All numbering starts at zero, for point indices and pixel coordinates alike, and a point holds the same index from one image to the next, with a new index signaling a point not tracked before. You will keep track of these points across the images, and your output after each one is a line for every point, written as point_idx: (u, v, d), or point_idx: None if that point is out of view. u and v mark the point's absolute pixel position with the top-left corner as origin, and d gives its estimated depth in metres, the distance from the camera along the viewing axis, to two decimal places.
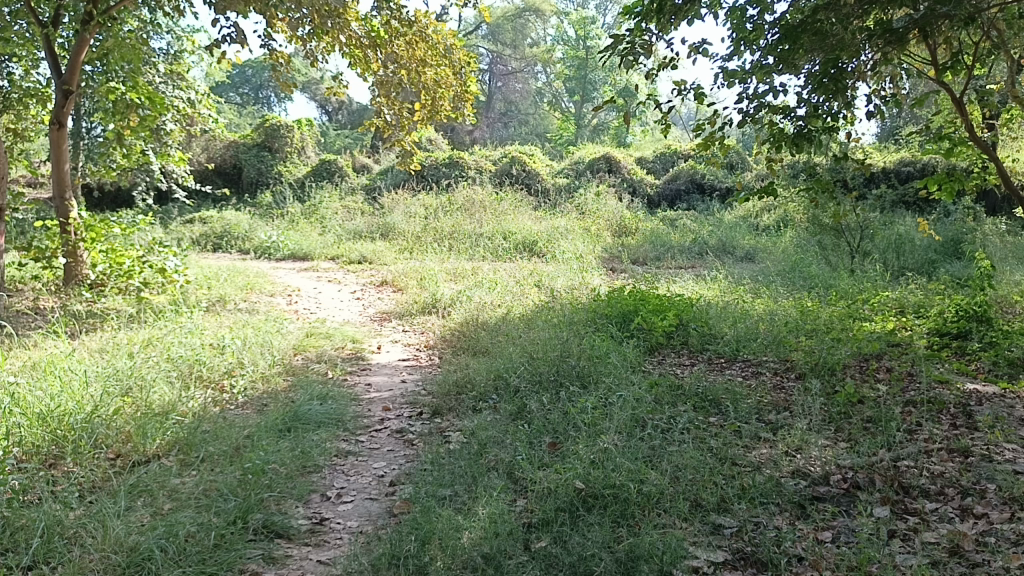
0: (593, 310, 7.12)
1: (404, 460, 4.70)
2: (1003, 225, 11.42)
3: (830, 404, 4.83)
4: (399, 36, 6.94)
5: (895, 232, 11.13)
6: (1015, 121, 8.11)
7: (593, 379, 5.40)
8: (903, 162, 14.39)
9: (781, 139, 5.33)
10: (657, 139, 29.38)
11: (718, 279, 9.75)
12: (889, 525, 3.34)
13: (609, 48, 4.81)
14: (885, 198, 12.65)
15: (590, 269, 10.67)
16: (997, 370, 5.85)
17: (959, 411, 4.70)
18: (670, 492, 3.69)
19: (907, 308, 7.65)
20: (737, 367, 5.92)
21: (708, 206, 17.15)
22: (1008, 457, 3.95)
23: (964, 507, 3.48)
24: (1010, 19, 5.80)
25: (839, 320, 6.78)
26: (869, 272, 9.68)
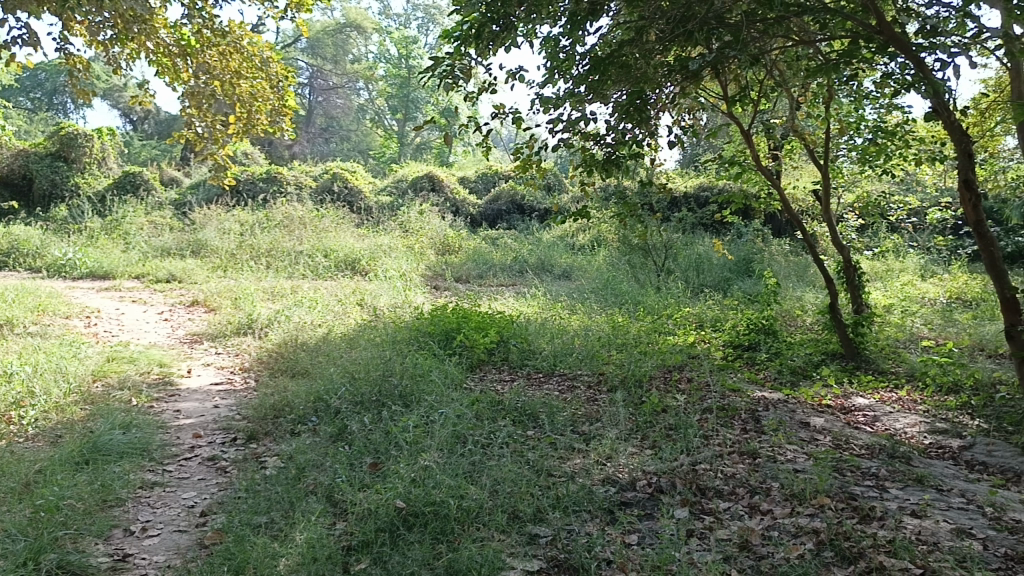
0: (415, 328, 7.16)
1: (216, 488, 4.50)
2: (787, 246, 12.64)
3: (637, 414, 5.15)
4: (211, 46, 6.71)
5: (696, 252, 11.99)
6: (795, 152, 9.04)
7: (415, 398, 5.42)
8: (703, 188, 15.54)
9: (592, 165, 5.65)
10: (479, 159, 29.95)
11: (537, 297, 10.10)
12: (688, 525, 3.60)
13: (429, 70, 4.93)
14: (686, 220, 13.62)
15: (413, 287, 10.71)
16: (781, 377, 6.56)
17: (748, 416, 5.16)
18: (488, 506, 3.78)
19: (705, 322, 8.31)
20: (554, 381, 6.15)
21: (528, 225, 17.72)
22: (788, 457, 4.38)
23: (753, 505, 3.80)
24: (789, 60, 6.47)
25: (646, 335, 7.25)
26: (673, 289, 10.41)
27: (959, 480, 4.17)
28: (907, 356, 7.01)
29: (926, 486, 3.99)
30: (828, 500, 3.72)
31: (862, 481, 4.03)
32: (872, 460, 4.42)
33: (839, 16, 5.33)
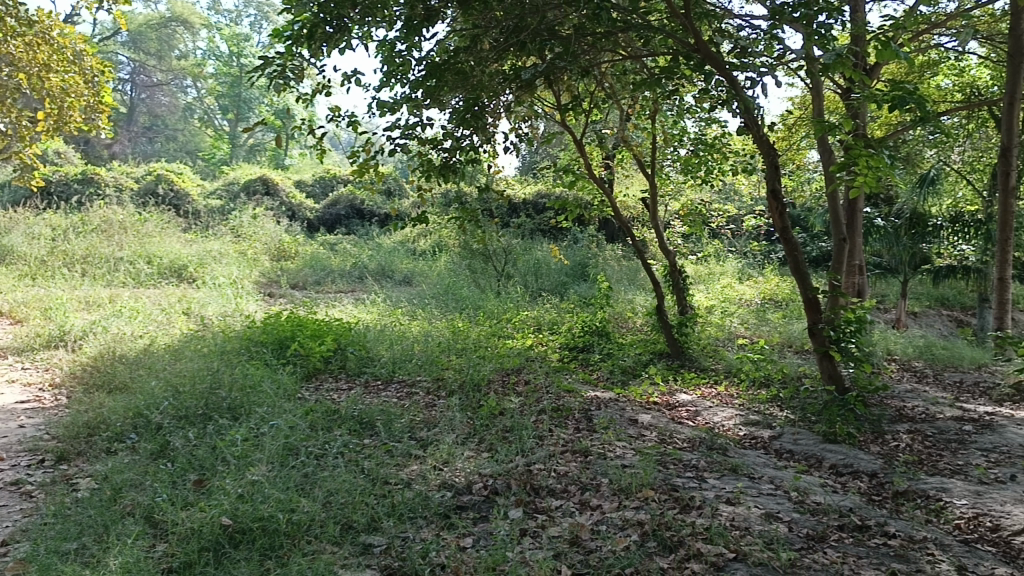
0: (246, 337, 6.88)
1: (19, 515, 4.12)
2: (619, 251, 13.22)
3: (474, 418, 5.21)
4: (16, 37, 6.03)
5: (534, 257, 12.28)
6: (625, 161, 9.48)
7: (245, 410, 5.21)
8: (540, 194, 15.94)
9: (430, 170, 5.69)
10: (316, 163, 29.23)
11: (376, 303, 9.98)
12: (521, 525, 3.67)
13: (259, 69, 4.82)
14: (524, 226, 13.92)
15: (245, 295, 10.28)
16: (613, 376, 6.92)
17: (581, 416, 5.35)
18: (321, 518, 3.69)
19: (543, 325, 8.53)
20: (392, 388, 6.09)
21: (367, 230, 17.50)
22: (617, 453, 4.57)
23: (583, 502, 3.93)
24: (617, 74, 6.78)
25: (485, 339, 7.35)
26: (512, 293, 10.62)
27: (768, 467, 4.51)
28: (725, 354, 7.52)
29: (740, 475, 4.29)
30: (652, 492, 3.92)
31: (684, 473, 4.27)
32: (692, 452, 4.69)
33: (661, 33, 5.65)
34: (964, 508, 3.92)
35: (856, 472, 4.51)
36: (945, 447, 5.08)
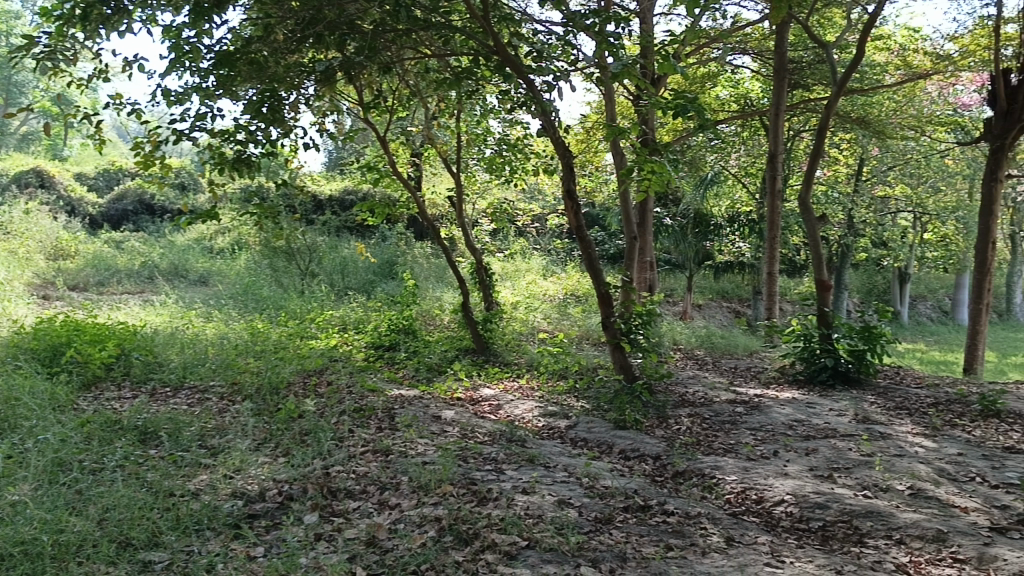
0: (13, 345, 6.25)
1: None
2: (428, 249, 13.31)
3: (271, 422, 5.04)
4: None
5: (340, 255, 12.04)
6: (430, 159, 9.54)
7: (8, 425, 4.72)
8: (347, 191, 15.65)
9: (223, 163, 5.48)
10: (101, 155, 27.02)
11: (168, 305, 9.38)
12: (317, 529, 3.59)
13: (23, 49, 4.47)
14: (330, 223, 13.63)
15: (13, 298, 9.31)
16: (419, 373, 6.96)
17: (384, 415, 5.32)
18: (94, 537, 3.41)
19: (348, 325, 8.41)
20: (183, 395, 5.75)
21: (159, 227, 16.43)
22: (418, 450, 4.58)
23: (381, 501, 3.90)
24: (420, 71, 6.81)
25: (287, 341, 7.13)
26: (316, 293, 10.37)
27: (563, 456, 4.70)
28: (527, 348, 7.80)
29: (536, 464, 4.44)
30: (450, 488, 3.96)
31: (482, 466, 4.36)
32: (492, 445, 4.80)
33: (461, 33, 5.75)
34: (733, 483, 4.29)
35: (642, 455, 4.82)
36: (720, 428, 5.54)
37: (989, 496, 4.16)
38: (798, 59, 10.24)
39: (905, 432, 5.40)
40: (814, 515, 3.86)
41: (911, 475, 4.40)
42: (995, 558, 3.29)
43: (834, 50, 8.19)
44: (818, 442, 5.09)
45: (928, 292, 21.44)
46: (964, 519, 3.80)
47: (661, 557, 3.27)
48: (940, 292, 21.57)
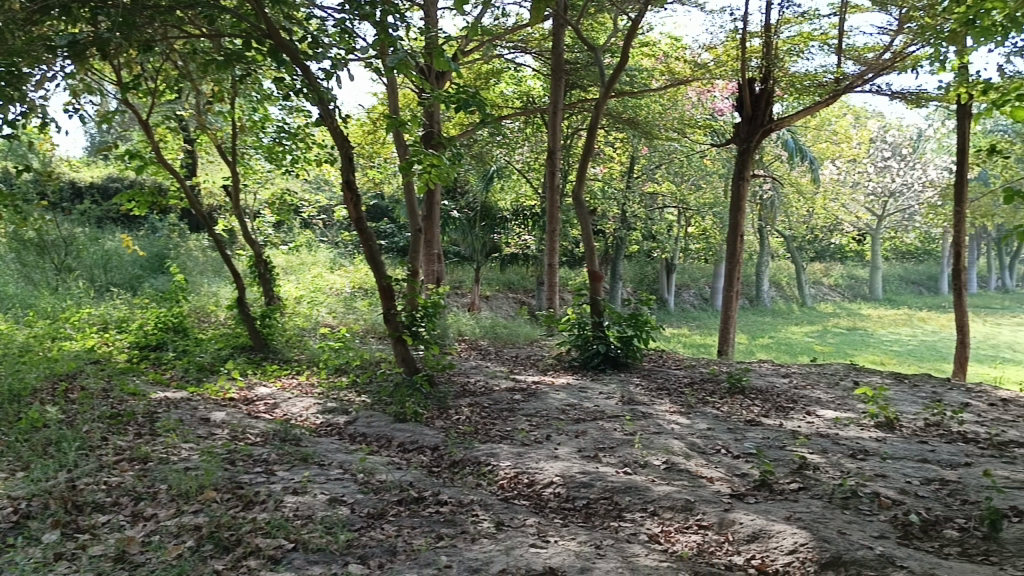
0: None
1: None
2: (204, 242, 12.62)
3: (8, 434, 4.51)
4: None
5: (101, 248, 11.06)
6: (203, 145, 9.00)
7: None
8: (110, 178, 14.40)
9: None
10: None
11: None
12: (57, 549, 3.25)
13: None
14: (90, 213, 12.49)
15: None
16: (189, 374, 6.55)
17: (145, 420, 4.95)
18: None
19: (109, 323, 7.75)
20: None
21: None
22: (182, 456, 4.30)
23: (136, 513, 3.61)
24: (188, 52, 6.39)
25: (34, 343, 6.45)
26: (73, 289, 9.47)
27: (339, 453, 4.62)
28: (308, 344, 7.60)
29: (309, 463, 4.32)
30: (215, 493, 3.75)
31: (251, 469, 4.17)
32: (264, 446, 4.61)
33: (231, 13, 5.46)
34: (506, 469, 4.43)
35: (420, 447, 4.85)
36: (498, 416, 5.69)
37: (731, 465, 4.60)
38: (574, 61, 10.71)
39: (663, 411, 5.84)
40: (579, 494, 4.08)
41: (666, 451, 4.76)
42: (733, 522, 3.64)
43: (603, 53, 8.67)
44: (587, 425, 5.37)
45: (691, 281, 23.35)
46: (709, 488, 4.17)
47: (430, 548, 3.31)
48: (701, 280, 23.56)
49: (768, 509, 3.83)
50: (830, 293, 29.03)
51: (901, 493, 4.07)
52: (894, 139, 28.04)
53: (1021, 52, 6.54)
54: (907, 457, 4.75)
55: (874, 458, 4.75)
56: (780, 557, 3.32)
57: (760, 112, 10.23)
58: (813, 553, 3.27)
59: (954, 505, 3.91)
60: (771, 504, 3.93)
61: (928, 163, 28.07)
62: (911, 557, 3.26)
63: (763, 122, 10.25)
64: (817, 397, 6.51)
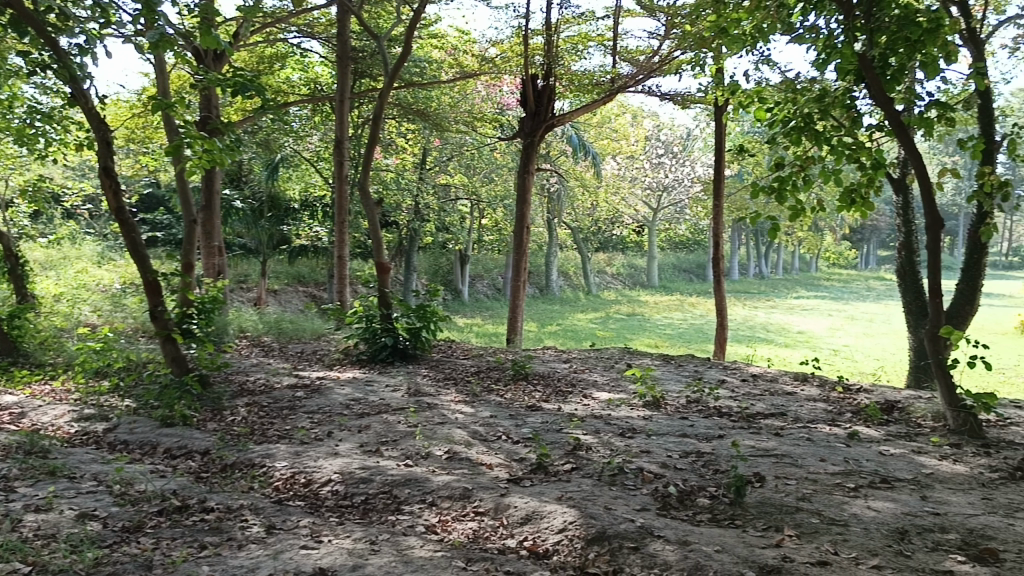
0: None
1: None
2: None
3: None
4: None
5: None
6: None
7: None
8: None
9: None
10: None
11: None
12: None
13: None
14: None
15: None
16: None
17: None
18: None
19: None
20: None
21: None
22: None
23: None
24: None
25: None
26: None
27: (95, 464, 4.25)
28: (65, 346, 6.94)
29: (57, 477, 3.93)
30: None
31: None
32: (3, 461, 4.13)
33: None
34: (282, 470, 4.28)
35: (189, 453, 4.58)
36: (277, 415, 5.48)
37: (510, 450, 4.73)
38: (360, 48, 10.63)
39: (447, 401, 5.90)
40: (357, 490, 4.02)
41: (448, 441, 4.80)
42: (507, 506, 3.74)
43: (385, 41, 8.64)
44: (370, 419, 5.31)
45: (485, 272, 23.81)
46: (488, 475, 4.26)
47: (191, 559, 3.11)
48: (493, 271, 24.07)
49: (542, 490, 3.97)
50: (612, 282, 30.74)
51: (662, 466, 4.38)
52: (667, 138, 30.26)
53: (766, 61, 7.19)
54: (670, 433, 5.12)
55: (641, 435, 5.07)
56: (550, 537, 3.45)
57: (543, 108, 10.69)
58: (581, 530, 3.43)
59: (707, 475, 4.26)
60: (545, 486, 4.08)
61: (697, 161, 30.63)
62: (668, 526, 3.50)
63: (545, 119, 10.73)
64: (594, 379, 6.88)
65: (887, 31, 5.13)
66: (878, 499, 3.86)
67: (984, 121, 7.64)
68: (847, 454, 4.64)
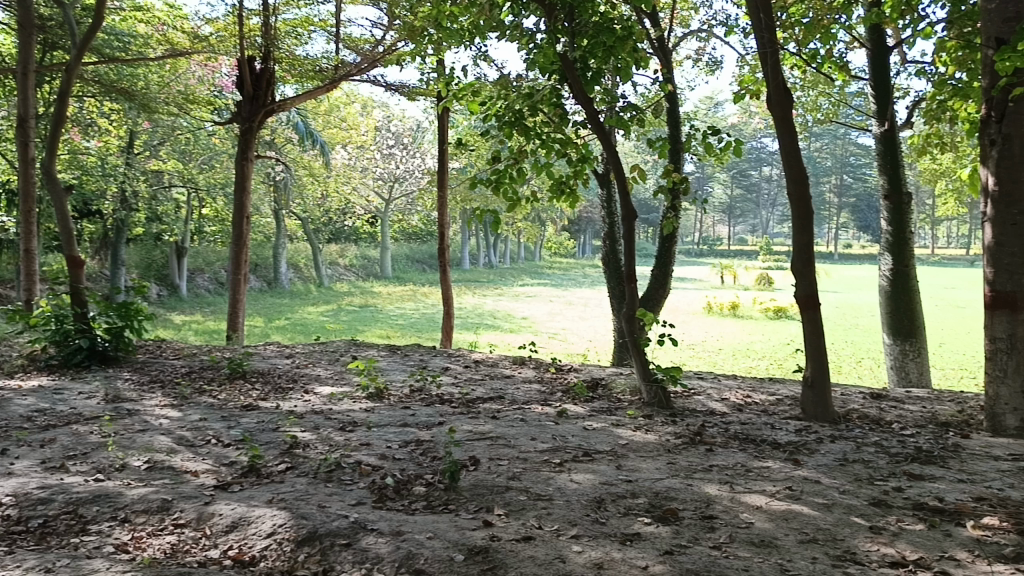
0: None
1: None
2: None
3: None
4: None
5: None
6: None
7: None
8: None
9: None
10: None
11: None
12: None
13: None
14: None
15: None
16: None
17: None
18: None
19: None
20: None
21: None
22: None
23: None
24: None
25: None
26: None
27: None
28: None
29: None
30: None
31: None
32: None
33: None
34: None
35: None
36: None
37: (220, 454, 4.44)
38: (48, 17, 9.51)
39: (152, 406, 5.43)
40: (34, 513, 3.54)
41: (148, 449, 4.41)
42: (212, 515, 3.50)
43: (72, 10, 7.72)
44: (57, 431, 4.73)
45: (205, 265, 22.36)
46: (192, 482, 3.96)
47: None
48: (216, 264, 22.64)
49: (252, 494, 3.76)
50: (345, 273, 30.26)
51: (380, 458, 4.35)
52: (396, 129, 30.64)
53: (483, 57, 7.40)
54: (390, 424, 5.11)
55: (361, 428, 5.01)
56: (257, 543, 3.26)
57: (262, 92, 10.12)
58: (290, 532, 3.28)
59: (424, 463, 4.30)
60: (256, 489, 3.87)
61: (426, 152, 31.13)
62: (382, 519, 3.47)
63: (264, 103, 10.16)
64: (317, 375, 6.73)
65: (586, 36, 5.53)
66: (579, 472, 4.12)
67: (671, 125, 8.50)
68: (555, 431, 4.93)
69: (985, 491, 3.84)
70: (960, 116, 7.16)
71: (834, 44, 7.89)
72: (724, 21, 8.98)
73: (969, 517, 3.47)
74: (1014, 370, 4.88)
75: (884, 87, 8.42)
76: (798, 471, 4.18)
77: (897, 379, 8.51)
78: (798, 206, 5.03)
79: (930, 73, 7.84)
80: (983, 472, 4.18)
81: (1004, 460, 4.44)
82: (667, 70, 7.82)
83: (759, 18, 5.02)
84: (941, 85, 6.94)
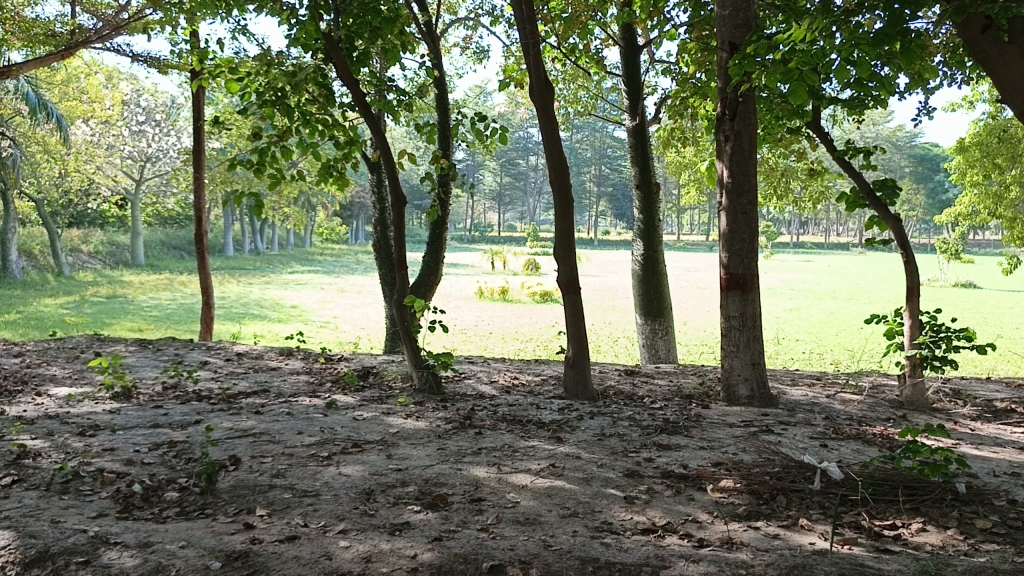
0: None
1: None
2: None
3: None
4: None
5: None
6: None
7: None
8: None
9: None
10: None
11: None
12: None
13: None
14: None
15: None
16: None
17: None
18: None
19: None
20: None
21: None
22: None
23: None
24: None
25: None
26: None
27: None
28: None
29: None
30: None
31: None
32: None
33: None
34: None
35: None
36: None
37: None
38: None
39: None
40: None
41: None
42: None
43: None
44: None
45: None
46: None
47: None
48: None
49: None
50: (89, 261, 27.49)
51: (126, 464, 3.96)
52: (147, 103, 28.34)
53: (241, 30, 7.02)
54: (138, 425, 4.69)
55: (104, 431, 4.55)
56: None
57: None
58: (15, 554, 2.88)
59: (178, 466, 3.98)
60: None
61: (182, 130, 29.11)
62: (127, 530, 3.15)
63: None
64: (51, 375, 6.04)
65: (352, 14, 5.38)
66: (348, 464, 4.02)
67: (440, 111, 8.49)
68: (323, 424, 4.78)
69: (722, 455, 4.24)
70: (699, 112, 7.82)
71: (592, 38, 8.31)
72: (490, 10, 9.17)
73: (709, 480, 3.80)
74: (745, 344, 5.43)
75: (635, 83, 9.02)
76: (560, 449, 4.35)
77: (648, 356, 9.18)
78: (560, 192, 5.22)
79: (675, 72, 8.48)
80: (720, 438, 4.61)
81: (737, 426, 4.93)
82: (435, 56, 7.81)
83: (521, 9, 5.14)
84: (683, 83, 7.52)
